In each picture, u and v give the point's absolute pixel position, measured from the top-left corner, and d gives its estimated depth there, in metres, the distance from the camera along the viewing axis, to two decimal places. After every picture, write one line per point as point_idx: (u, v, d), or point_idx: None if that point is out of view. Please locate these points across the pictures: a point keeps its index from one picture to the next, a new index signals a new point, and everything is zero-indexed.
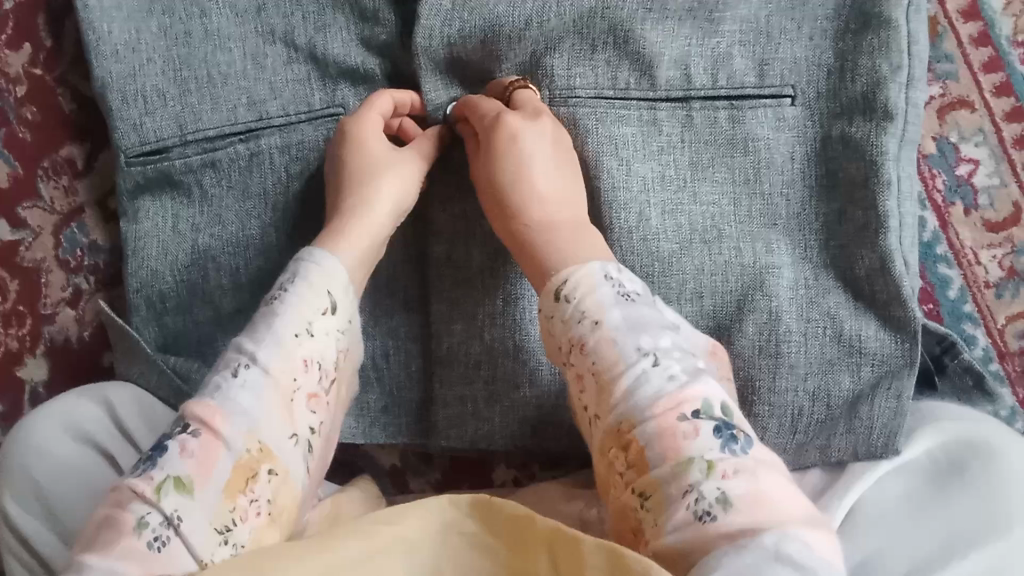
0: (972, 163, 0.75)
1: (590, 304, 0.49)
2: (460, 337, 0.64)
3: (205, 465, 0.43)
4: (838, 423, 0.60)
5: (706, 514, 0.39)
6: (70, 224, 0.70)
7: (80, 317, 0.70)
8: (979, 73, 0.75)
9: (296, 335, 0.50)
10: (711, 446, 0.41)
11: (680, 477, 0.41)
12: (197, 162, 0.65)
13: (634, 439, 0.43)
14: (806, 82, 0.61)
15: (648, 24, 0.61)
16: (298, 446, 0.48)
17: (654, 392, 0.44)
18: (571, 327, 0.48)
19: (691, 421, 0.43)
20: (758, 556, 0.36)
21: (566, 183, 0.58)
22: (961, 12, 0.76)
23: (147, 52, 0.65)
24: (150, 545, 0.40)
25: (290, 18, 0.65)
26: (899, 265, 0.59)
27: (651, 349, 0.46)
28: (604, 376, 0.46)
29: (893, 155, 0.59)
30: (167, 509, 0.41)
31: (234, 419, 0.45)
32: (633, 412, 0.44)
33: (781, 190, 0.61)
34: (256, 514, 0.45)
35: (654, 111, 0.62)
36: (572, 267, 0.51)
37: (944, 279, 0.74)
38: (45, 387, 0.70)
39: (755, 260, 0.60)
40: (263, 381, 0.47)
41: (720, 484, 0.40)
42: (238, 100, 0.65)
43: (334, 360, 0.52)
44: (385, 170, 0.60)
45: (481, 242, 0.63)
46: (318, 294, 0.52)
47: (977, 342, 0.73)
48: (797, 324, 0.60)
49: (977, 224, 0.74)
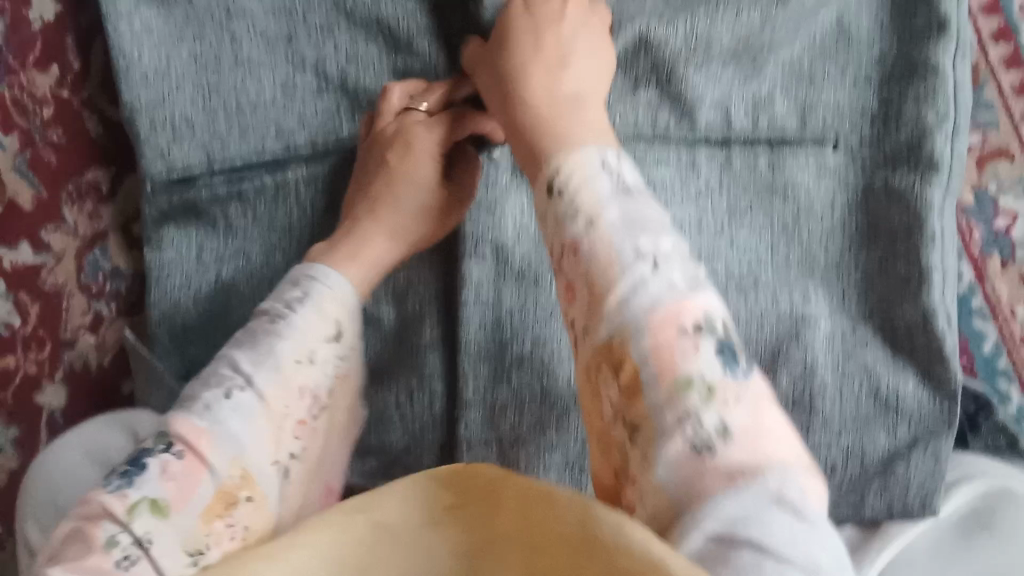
0: (1011, 216, 0.72)
1: (584, 197, 0.43)
2: (487, 378, 0.63)
3: (183, 491, 0.41)
4: (872, 481, 0.59)
5: (705, 446, 0.35)
6: (93, 249, 0.70)
7: (101, 343, 0.71)
8: (1022, 124, 0.72)
9: (296, 361, 0.49)
10: (713, 365, 0.37)
11: (677, 401, 0.36)
12: (224, 192, 0.64)
13: (627, 357, 0.38)
14: (849, 129, 0.60)
15: (691, 66, 0.59)
16: (278, 472, 0.46)
17: (650, 300, 0.38)
18: (564, 226, 0.43)
19: (692, 335, 0.38)
20: (755, 497, 0.33)
21: (586, 82, 0.52)
22: (1005, 60, 0.72)
23: (176, 79, 0.63)
24: (117, 563, 0.37)
25: (321, 49, 0.63)
26: (941, 319, 0.59)
27: (650, 252, 0.40)
28: (597, 285, 0.40)
29: (938, 207, 0.58)
30: (137, 530, 0.38)
31: (221, 445, 0.43)
32: (626, 324, 0.38)
33: (821, 240, 0.60)
34: (231, 539, 0.41)
35: (693, 154, 0.61)
36: (569, 154, 0.45)
37: (979, 333, 0.72)
38: (63, 412, 0.69)
39: (792, 310, 0.59)
40: (256, 407, 0.46)
41: (721, 413, 0.36)
42: (266, 130, 0.63)
43: (328, 389, 0.51)
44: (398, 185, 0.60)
45: (511, 283, 0.62)
46: (326, 321, 0.52)
47: (1011, 398, 0.72)
48: (833, 377, 0.59)
49: (1015, 277, 0.72)
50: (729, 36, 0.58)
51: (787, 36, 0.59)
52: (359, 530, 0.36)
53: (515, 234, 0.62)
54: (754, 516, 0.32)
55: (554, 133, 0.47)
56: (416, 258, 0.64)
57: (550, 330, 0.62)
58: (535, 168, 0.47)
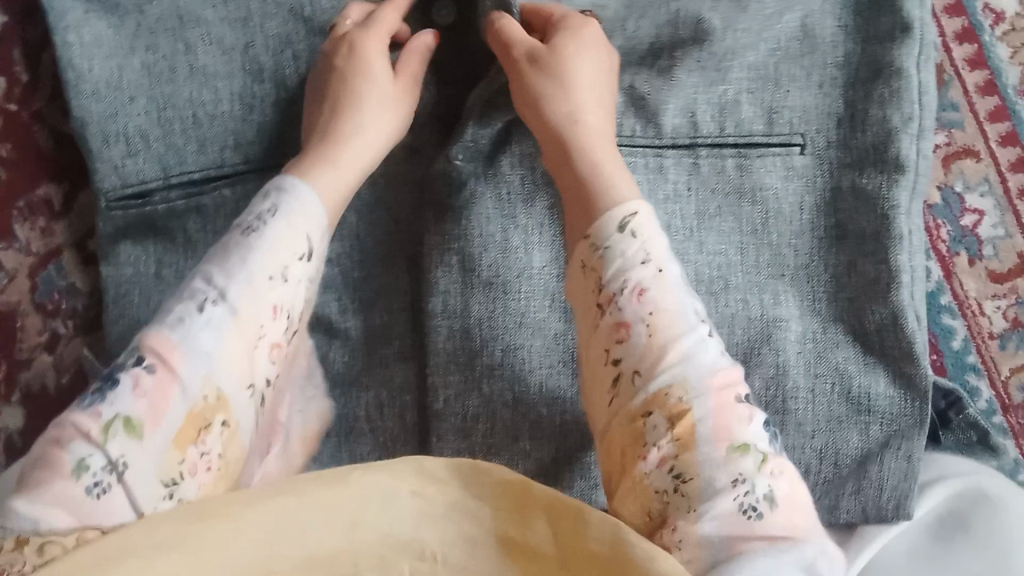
0: (976, 214, 0.75)
1: (650, 251, 0.47)
2: (457, 388, 0.61)
3: (156, 406, 0.40)
4: (846, 483, 0.59)
5: (751, 509, 0.38)
6: (47, 266, 0.67)
7: (58, 362, 0.68)
8: (985, 122, 0.77)
9: (269, 278, 0.47)
10: (760, 437, 0.41)
11: (732, 462, 0.39)
12: (182, 207, 0.62)
13: (687, 410, 0.41)
14: (816, 131, 0.60)
15: (651, 74, 0.61)
16: (253, 398, 0.45)
17: (711, 363, 0.43)
18: (628, 267, 0.46)
19: (744, 404, 0.42)
20: (795, 565, 0.36)
21: (601, 106, 0.57)
22: (967, 60, 0.78)
23: (130, 90, 0.61)
24: (88, 491, 0.37)
25: (280, 57, 0.62)
26: (911, 319, 0.58)
27: (703, 320, 0.45)
28: (658, 329, 0.44)
29: (905, 209, 0.59)
30: (113, 453, 0.39)
31: (194, 362, 0.43)
32: (687, 378, 0.42)
33: (790, 239, 0.60)
34: (204, 470, 0.42)
35: (661, 159, 0.60)
36: (629, 202, 0.49)
37: (947, 329, 0.73)
38: (20, 433, 0.66)
39: (763, 312, 0.59)
40: (228, 322, 0.45)
41: (770, 481, 0.39)
42: (225, 141, 0.62)
43: (297, 312, 0.49)
44: (368, 106, 0.58)
45: (480, 290, 0.61)
46: (298, 236, 0.50)
47: (980, 394, 0.72)
48: (805, 380, 0.59)
49: (981, 274, 0.74)
50: (688, 42, 0.61)
51: (747, 41, 0.61)
52: (362, 488, 0.38)
53: (483, 242, 0.61)
54: None
55: (603, 182, 0.52)
56: (386, 269, 0.64)
57: (521, 337, 0.61)
58: (583, 215, 0.51)
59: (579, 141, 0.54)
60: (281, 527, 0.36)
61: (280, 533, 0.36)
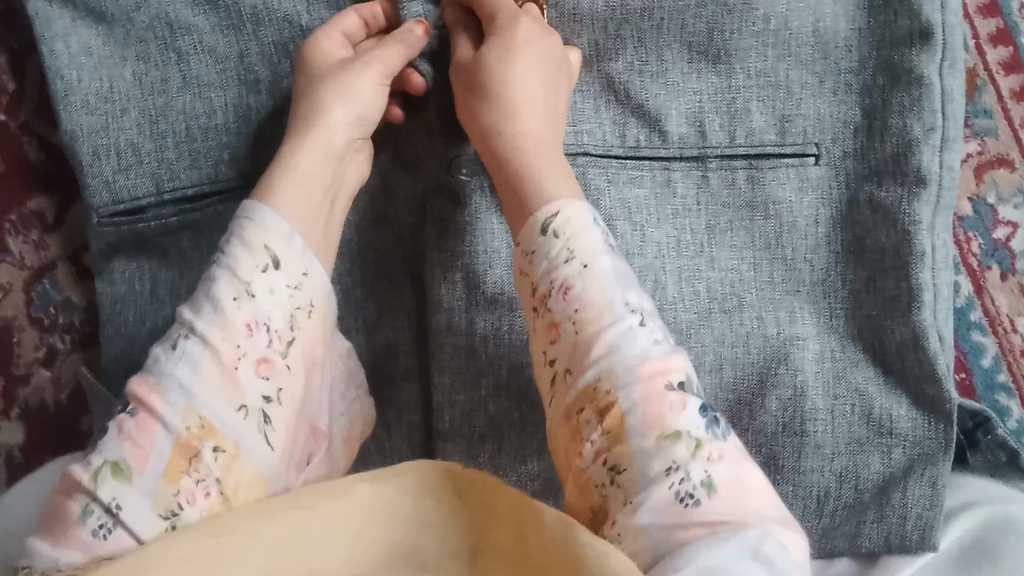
0: (1010, 226, 0.74)
1: (577, 245, 0.44)
2: (463, 409, 0.59)
3: (140, 447, 0.39)
4: (868, 509, 0.57)
5: (689, 496, 0.36)
6: (42, 280, 0.67)
7: (57, 378, 0.68)
8: (1020, 130, 0.76)
9: (234, 299, 0.43)
10: (697, 423, 0.38)
11: (665, 450, 0.37)
12: (175, 224, 0.60)
13: (615, 402, 0.39)
14: (831, 140, 0.57)
15: (647, 79, 0.58)
16: (250, 419, 0.42)
17: (641, 352, 0.40)
18: (555, 267, 0.44)
19: (676, 391, 0.39)
20: (735, 550, 0.34)
21: (544, 86, 0.52)
22: (1002, 65, 0.76)
23: (121, 102, 0.58)
24: (95, 533, 0.37)
25: (277, 66, 0.59)
26: (933, 340, 0.55)
27: (637, 307, 0.42)
28: (586, 327, 0.41)
29: (927, 224, 0.55)
30: (106, 498, 0.38)
31: (172, 395, 0.40)
32: (614, 369, 0.40)
33: (805, 255, 0.57)
34: (205, 494, 0.39)
35: (668, 171, 0.58)
36: (557, 201, 0.46)
37: (977, 346, 0.73)
38: (23, 453, 0.67)
39: (778, 331, 0.56)
40: (202, 354, 0.42)
41: (707, 467, 0.37)
42: (220, 155, 0.59)
43: (288, 321, 0.45)
44: (331, 95, 0.52)
45: (484, 306, 0.58)
46: (255, 253, 0.45)
47: (1011, 414, 0.73)
48: (823, 402, 0.56)
49: (1014, 289, 0.74)
50: (676, 44, 0.58)
51: (747, 44, 0.57)
52: (363, 498, 0.37)
53: (487, 259, 0.58)
54: (734, 567, 0.33)
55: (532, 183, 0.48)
56: (389, 287, 0.61)
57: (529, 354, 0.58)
58: (519, 210, 0.48)
59: (511, 135, 0.51)
60: (293, 545, 0.35)
61: (297, 544, 0.35)
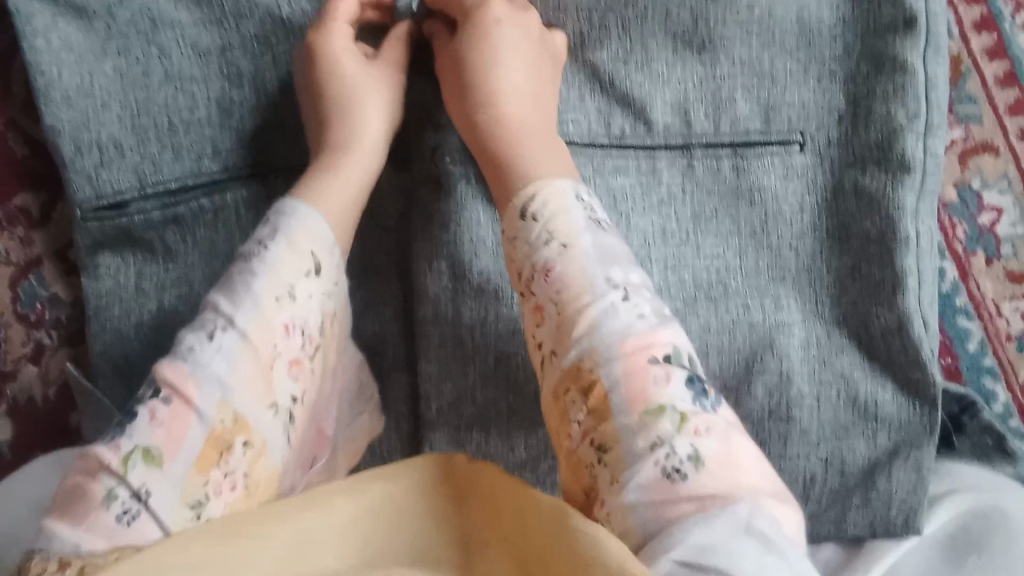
0: (994, 212, 0.74)
1: (558, 226, 0.44)
2: (450, 399, 0.59)
3: (174, 435, 0.38)
4: (853, 494, 0.57)
5: (676, 471, 0.36)
6: (28, 276, 0.67)
7: (44, 373, 0.68)
8: (1005, 116, 0.76)
9: (276, 299, 0.44)
10: (681, 395, 0.38)
11: (649, 426, 0.37)
12: (158, 218, 0.59)
13: (597, 379, 0.39)
14: (816, 127, 0.57)
15: (631, 69, 0.57)
16: (278, 417, 0.42)
17: (623, 327, 0.40)
18: (534, 250, 0.44)
19: (659, 364, 0.39)
20: (727, 529, 0.33)
21: (525, 65, 0.52)
22: (987, 51, 0.76)
23: (103, 97, 0.58)
24: (118, 518, 0.36)
25: (258, 60, 0.59)
26: (917, 325, 0.56)
27: (621, 283, 0.42)
28: (567, 308, 0.42)
29: (911, 210, 0.56)
30: (134, 483, 0.37)
31: (207, 386, 0.40)
32: (596, 347, 0.40)
33: (791, 242, 0.57)
34: (230, 489, 0.39)
35: (653, 160, 0.58)
36: (543, 180, 0.46)
37: (964, 331, 0.73)
38: (11, 447, 0.68)
39: (765, 318, 0.56)
40: (238, 347, 0.41)
41: (693, 441, 0.37)
42: (203, 149, 0.59)
43: (318, 325, 0.46)
44: (369, 104, 0.53)
45: (471, 296, 0.57)
46: (301, 256, 0.46)
47: (997, 397, 0.73)
48: (809, 387, 0.56)
49: (998, 274, 0.74)
50: (660, 34, 0.57)
51: (731, 33, 0.57)
52: (377, 495, 0.37)
53: (472, 248, 0.57)
54: (727, 546, 0.32)
55: (519, 165, 0.48)
56: (376, 279, 0.61)
57: (517, 344, 0.58)
58: (505, 191, 0.48)
59: (496, 117, 0.51)
60: (304, 545, 0.35)
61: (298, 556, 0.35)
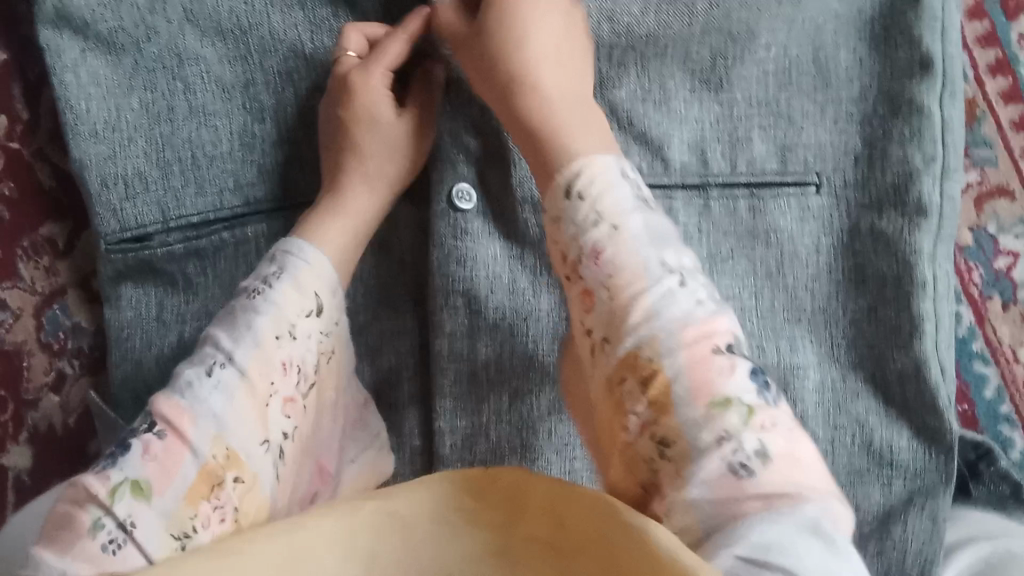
0: (1011, 256, 0.74)
1: (604, 204, 0.43)
2: (465, 435, 0.59)
3: (164, 468, 0.39)
4: (869, 542, 0.57)
5: (742, 467, 0.34)
6: (53, 306, 0.69)
7: (65, 402, 0.69)
8: (1018, 158, 0.75)
9: (276, 337, 0.45)
10: (747, 389, 0.37)
11: (716, 418, 0.36)
12: (180, 251, 0.60)
13: (658, 369, 0.38)
14: (832, 169, 0.57)
15: (650, 107, 0.58)
16: (271, 452, 0.43)
17: (682, 314, 0.39)
18: (583, 232, 0.42)
19: (724, 354, 0.38)
20: (794, 526, 0.33)
21: (560, 49, 0.52)
22: (1002, 95, 0.76)
23: (128, 131, 0.59)
24: (104, 547, 0.36)
25: (281, 94, 0.60)
26: (934, 369, 0.56)
27: (677, 268, 0.41)
28: (620, 295, 0.40)
29: (928, 253, 0.56)
30: (121, 514, 0.37)
31: (201, 421, 0.41)
32: (656, 336, 0.38)
33: (806, 284, 0.57)
34: (219, 522, 0.40)
35: (670, 200, 0.58)
36: (583, 158, 0.45)
37: (980, 377, 0.73)
38: (30, 475, 0.68)
39: (779, 359, 0.57)
40: (237, 383, 0.43)
41: (760, 436, 0.35)
42: (224, 183, 0.60)
43: (314, 364, 0.48)
44: (376, 150, 0.56)
45: (487, 330, 0.58)
46: (304, 295, 0.48)
47: (1014, 444, 0.72)
48: (823, 431, 0.56)
49: (1015, 319, 0.74)
50: (679, 73, 0.58)
51: (748, 72, 0.58)
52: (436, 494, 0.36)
53: (490, 282, 0.58)
54: (790, 543, 0.32)
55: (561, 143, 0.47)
56: (392, 313, 0.62)
57: (531, 381, 0.58)
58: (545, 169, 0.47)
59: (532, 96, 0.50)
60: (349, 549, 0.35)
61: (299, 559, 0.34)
